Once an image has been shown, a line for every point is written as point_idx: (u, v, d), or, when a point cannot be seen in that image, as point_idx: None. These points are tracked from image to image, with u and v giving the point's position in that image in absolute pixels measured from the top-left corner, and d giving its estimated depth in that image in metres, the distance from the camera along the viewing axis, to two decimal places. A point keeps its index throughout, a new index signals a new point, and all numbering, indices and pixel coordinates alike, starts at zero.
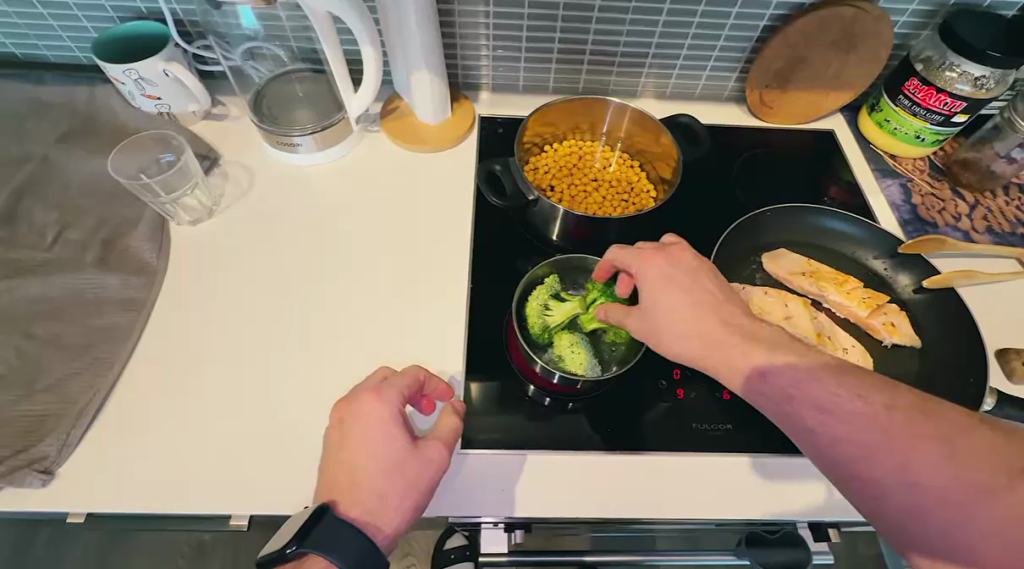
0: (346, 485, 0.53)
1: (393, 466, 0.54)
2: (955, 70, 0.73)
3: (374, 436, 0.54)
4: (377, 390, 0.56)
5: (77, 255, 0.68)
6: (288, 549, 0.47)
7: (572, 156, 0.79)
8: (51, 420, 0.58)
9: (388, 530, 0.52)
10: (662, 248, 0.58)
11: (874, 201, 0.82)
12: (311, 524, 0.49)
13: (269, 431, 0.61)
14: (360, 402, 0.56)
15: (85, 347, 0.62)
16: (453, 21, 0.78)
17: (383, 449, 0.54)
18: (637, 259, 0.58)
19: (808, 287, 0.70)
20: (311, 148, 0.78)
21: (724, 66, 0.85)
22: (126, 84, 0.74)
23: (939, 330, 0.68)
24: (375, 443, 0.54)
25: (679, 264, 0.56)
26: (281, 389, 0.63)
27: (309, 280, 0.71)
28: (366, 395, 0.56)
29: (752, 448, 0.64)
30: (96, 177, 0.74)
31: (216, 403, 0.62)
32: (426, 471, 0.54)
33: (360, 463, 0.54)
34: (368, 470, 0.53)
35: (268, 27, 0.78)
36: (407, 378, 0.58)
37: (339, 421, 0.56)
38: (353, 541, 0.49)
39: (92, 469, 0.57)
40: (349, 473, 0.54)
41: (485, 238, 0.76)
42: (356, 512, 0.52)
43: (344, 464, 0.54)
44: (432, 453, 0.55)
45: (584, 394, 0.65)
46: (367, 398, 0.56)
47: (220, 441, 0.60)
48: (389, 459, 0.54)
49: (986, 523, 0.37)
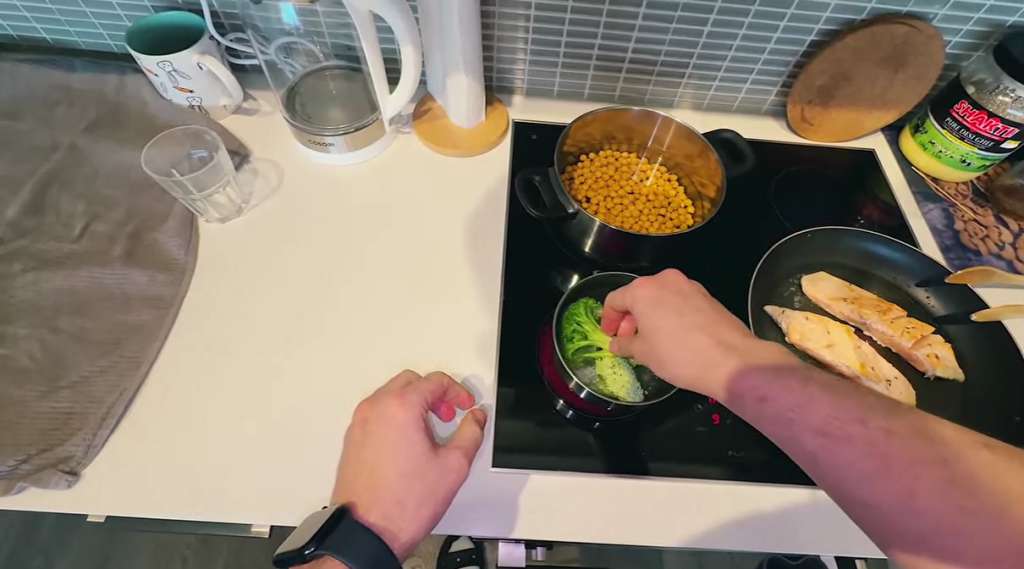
0: (367, 487, 0.52)
1: (410, 471, 0.53)
2: (1009, 95, 0.70)
3: (395, 440, 0.54)
4: (399, 395, 0.56)
5: (104, 247, 0.67)
6: (307, 550, 0.46)
7: (608, 167, 0.78)
8: (77, 418, 0.57)
9: (404, 538, 0.51)
10: (655, 274, 0.54)
11: (916, 225, 0.80)
12: (330, 527, 0.48)
13: (286, 440, 0.59)
14: (386, 403, 0.56)
15: (112, 344, 0.61)
16: (493, 23, 0.76)
17: (404, 456, 0.53)
18: (626, 291, 0.54)
19: (849, 313, 0.68)
20: (341, 148, 0.76)
21: (767, 79, 0.83)
22: (158, 76, 0.73)
23: (984, 366, 0.66)
24: (395, 447, 0.53)
25: (670, 288, 0.52)
26: (296, 398, 0.62)
27: (329, 286, 0.69)
28: (390, 398, 0.56)
29: (790, 480, 0.62)
30: (125, 169, 0.73)
31: (230, 416, 0.60)
32: (445, 478, 0.53)
33: (380, 466, 0.53)
34: (387, 471, 0.53)
35: (304, 22, 0.76)
36: (430, 385, 0.57)
37: (362, 421, 0.56)
38: (372, 546, 0.48)
39: (117, 471, 0.56)
40: (368, 476, 0.53)
41: (519, 245, 0.74)
42: (374, 517, 0.51)
43: (365, 465, 0.53)
44: (451, 462, 0.54)
45: (613, 415, 0.63)
46: (390, 401, 0.56)
47: (235, 453, 0.58)
48: (408, 465, 0.53)
49: (988, 536, 0.32)
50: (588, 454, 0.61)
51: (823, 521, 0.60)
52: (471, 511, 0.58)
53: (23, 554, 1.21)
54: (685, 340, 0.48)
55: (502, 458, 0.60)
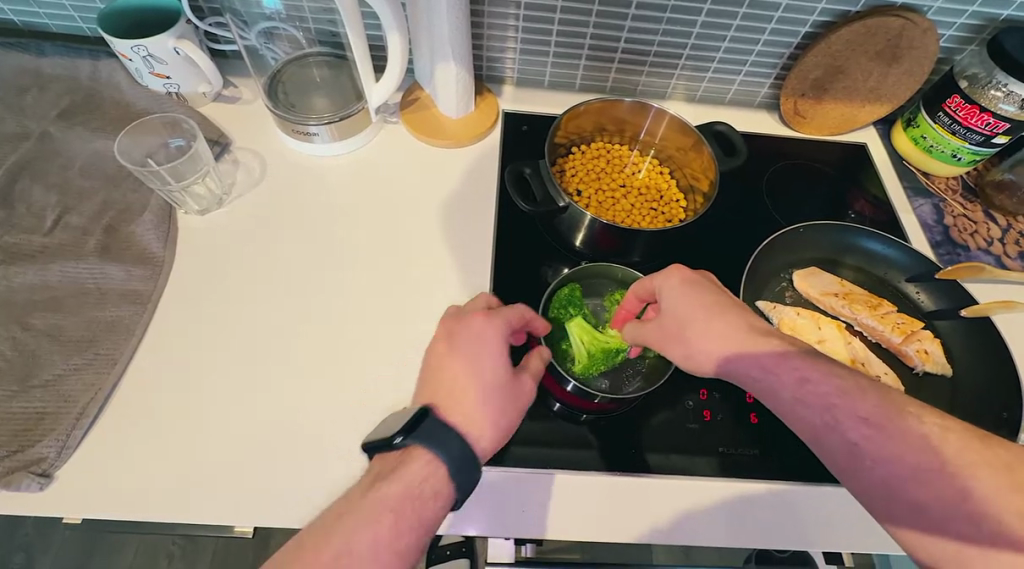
0: (448, 397, 0.52)
1: (489, 385, 0.52)
2: (1000, 90, 0.69)
3: (481, 354, 0.53)
4: (486, 313, 0.55)
5: (79, 240, 0.65)
6: (396, 440, 0.48)
7: (601, 160, 0.76)
8: (50, 418, 0.55)
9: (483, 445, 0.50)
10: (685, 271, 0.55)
11: (905, 220, 0.80)
12: (417, 421, 0.49)
13: (273, 439, 0.58)
14: (471, 318, 0.55)
15: (87, 342, 0.59)
16: (482, 11, 0.74)
17: (486, 369, 0.53)
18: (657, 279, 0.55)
19: (840, 309, 0.68)
20: (326, 139, 0.74)
21: (760, 71, 0.82)
22: (133, 61, 0.70)
23: (971, 362, 0.66)
24: (478, 360, 0.53)
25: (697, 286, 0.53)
26: (286, 396, 0.60)
27: (317, 282, 0.67)
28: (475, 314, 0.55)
29: (777, 477, 0.61)
30: (99, 159, 0.70)
31: (218, 414, 0.59)
32: (520, 396, 0.54)
33: (463, 377, 0.52)
34: (471, 382, 0.52)
35: (287, 6, 0.74)
36: (516, 310, 0.56)
37: (446, 335, 0.55)
38: (457, 447, 0.48)
39: (94, 471, 0.55)
40: (449, 387, 0.52)
41: (508, 240, 0.72)
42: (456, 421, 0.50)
43: (449, 377, 0.53)
44: (523, 383, 0.54)
45: (603, 412, 0.62)
46: (475, 318, 0.55)
47: (225, 452, 0.57)
48: (488, 379, 0.52)
49: None
50: (580, 450, 0.61)
51: (812, 517, 0.60)
52: (463, 509, 0.57)
53: (3, 552, 1.18)
54: (708, 322, 0.50)
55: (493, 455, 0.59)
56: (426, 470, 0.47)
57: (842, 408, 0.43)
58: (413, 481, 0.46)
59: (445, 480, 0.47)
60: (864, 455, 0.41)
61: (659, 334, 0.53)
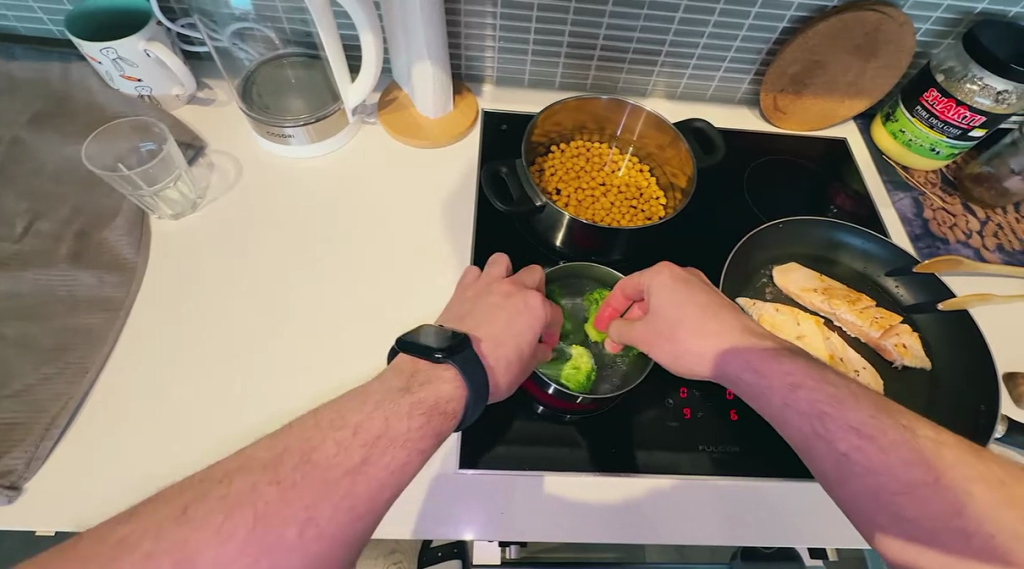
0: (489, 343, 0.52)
1: (519, 347, 0.54)
2: (976, 83, 0.70)
3: (531, 319, 0.55)
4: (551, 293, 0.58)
5: (49, 247, 0.64)
6: (437, 354, 0.47)
7: (580, 159, 0.76)
8: (19, 429, 0.54)
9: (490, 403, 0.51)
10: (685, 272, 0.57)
11: (885, 214, 0.80)
12: (462, 344, 0.48)
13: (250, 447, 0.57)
14: (529, 289, 0.57)
15: (57, 351, 0.58)
16: (458, 9, 0.74)
17: (524, 331, 0.54)
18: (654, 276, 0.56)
19: (820, 305, 0.68)
20: (303, 140, 0.73)
21: (740, 67, 0.82)
22: (103, 64, 0.69)
23: (950, 354, 0.66)
24: (522, 322, 0.55)
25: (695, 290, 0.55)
26: (263, 402, 0.59)
27: (295, 286, 0.67)
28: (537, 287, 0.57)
29: (760, 473, 0.61)
30: (70, 164, 0.69)
31: (195, 422, 0.58)
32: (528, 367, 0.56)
33: (512, 329, 0.54)
34: (511, 334, 0.54)
35: (259, 7, 0.73)
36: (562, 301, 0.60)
37: (505, 291, 0.57)
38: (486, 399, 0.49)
39: (65, 482, 0.54)
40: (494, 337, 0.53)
41: (488, 240, 0.72)
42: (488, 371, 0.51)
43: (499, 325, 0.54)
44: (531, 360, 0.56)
45: (585, 411, 0.62)
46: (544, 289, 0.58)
47: (201, 461, 0.56)
48: (521, 343, 0.54)
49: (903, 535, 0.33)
50: (560, 451, 0.60)
51: (794, 512, 0.61)
52: (447, 513, 0.57)
53: None
54: (701, 324, 0.52)
55: (475, 458, 0.59)
56: (450, 393, 0.46)
57: (833, 416, 0.43)
58: (440, 396, 0.45)
59: (457, 403, 0.46)
60: (850, 461, 0.41)
61: (649, 332, 0.54)
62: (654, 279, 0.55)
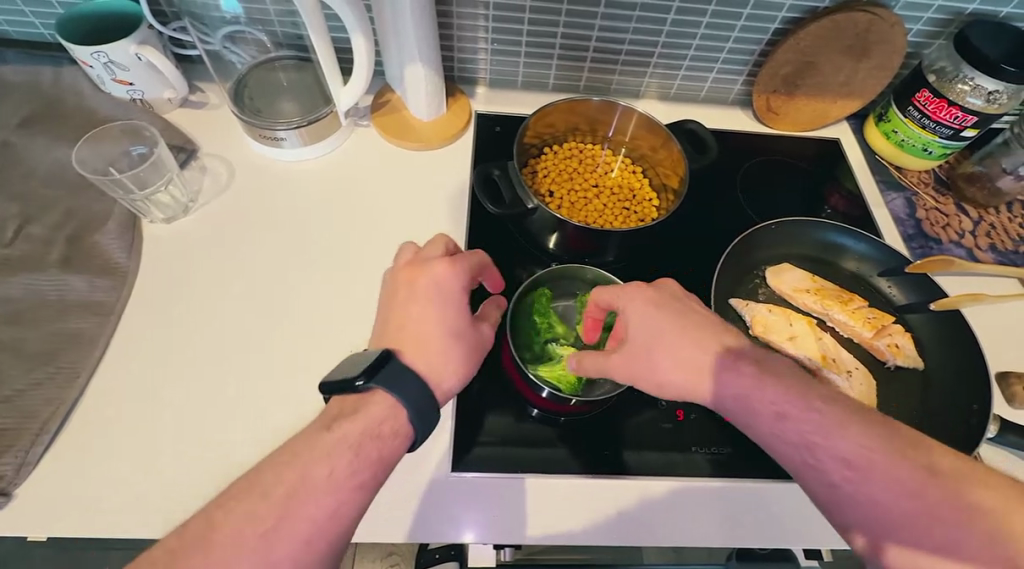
0: (411, 341, 0.51)
1: (453, 333, 0.53)
2: (968, 83, 0.70)
3: (443, 302, 0.53)
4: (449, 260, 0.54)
5: (40, 252, 0.63)
6: (358, 381, 0.47)
7: (573, 160, 0.76)
8: (9, 435, 0.54)
9: (445, 391, 0.52)
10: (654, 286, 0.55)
11: (879, 215, 0.80)
12: (379, 364, 0.48)
13: (244, 450, 0.57)
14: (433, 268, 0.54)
15: (48, 356, 0.58)
16: (451, 11, 0.74)
17: (449, 315, 0.53)
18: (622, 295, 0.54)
19: (813, 306, 0.68)
20: (296, 143, 0.73)
21: (732, 68, 0.82)
22: (94, 67, 0.68)
23: (943, 354, 0.66)
24: (443, 306, 0.53)
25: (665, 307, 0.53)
26: (262, 405, 0.59)
27: (296, 289, 0.67)
28: (439, 261, 0.54)
29: (754, 474, 0.61)
30: (61, 168, 0.69)
31: (187, 424, 0.58)
32: (480, 346, 0.55)
33: (426, 320, 0.52)
34: (430, 328, 0.52)
35: (251, 10, 0.73)
36: (474, 257, 0.56)
37: (407, 282, 0.54)
38: (421, 393, 0.48)
39: (56, 488, 0.54)
40: (414, 331, 0.52)
41: (481, 242, 0.72)
42: (422, 366, 0.51)
43: (411, 319, 0.52)
44: (483, 341, 0.55)
45: (578, 413, 0.62)
46: (438, 264, 0.54)
47: (193, 464, 0.56)
48: (455, 327, 0.53)
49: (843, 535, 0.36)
50: (554, 454, 0.60)
51: (790, 513, 0.61)
52: (442, 517, 0.57)
53: None
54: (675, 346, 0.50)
55: (468, 461, 0.59)
56: (386, 414, 0.47)
57: None
58: (373, 421, 0.46)
59: (404, 423, 0.47)
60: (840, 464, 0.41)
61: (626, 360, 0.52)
62: (626, 301, 0.54)
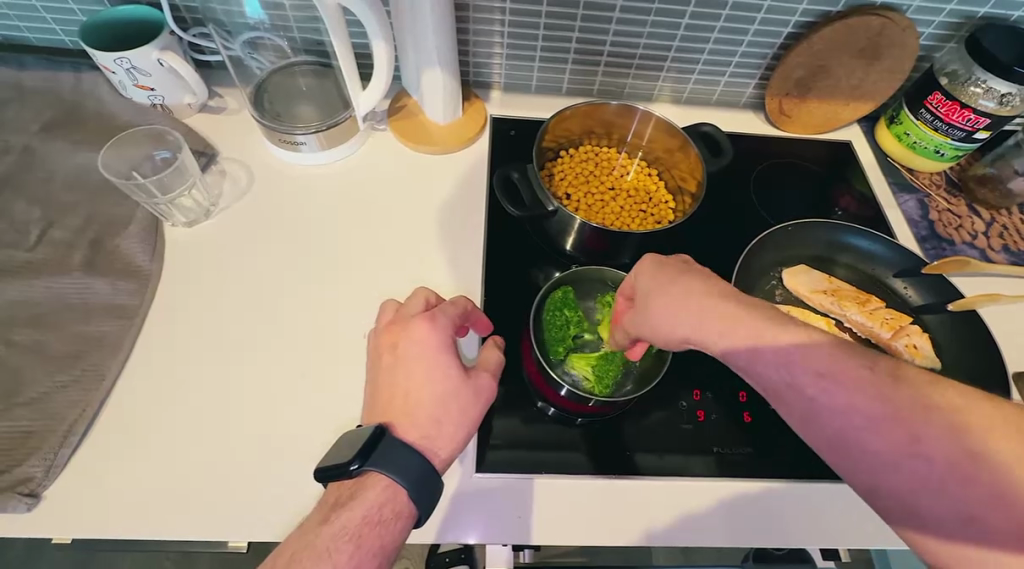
0: (401, 409, 0.52)
1: (443, 393, 0.52)
2: (980, 86, 0.71)
3: (428, 363, 0.53)
4: (428, 317, 0.54)
5: (63, 255, 0.64)
6: (352, 467, 0.47)
7: (589, 163, 0.77)
8: (35, 437, 0.54)
9: (443, 455, 0.51)
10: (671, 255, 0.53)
11: (891, 216, 0.80)
12: (372, 444, 0.48)
13: (242, 452, 0.57)
14: (415, 326, 0.55)
15: (73, 358, 0.58)
16: (468, 16, 0.75)
17: (436, 375, 0.53)
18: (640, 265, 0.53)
19: (830, 306, 0.68)
20: (314, 148, 0.74)
21: (745, 72, 0.83)
22: (117, 73, 0.69)
23: (960, 355, 0.67)
24: (427, 368, 0.53)
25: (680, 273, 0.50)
26: (254, 409, 0.59)
27: (286, 291, 0.67)
28: (418, 320, 0.55)
29: (773, 474, 0.62)
30: (83, 172, 0.69)
31: (180, 427, 0.58)
32: (478, 399, 0.54)
33: (414, 386, 0.52)
34: (419, 392, 0.52)
35: (271, 16, 0.74)
36: (455, 307, 0.56)
37: (390, 345, 0.55)
38: (413, 463, 0.48)
39: (82, 490, 0.54)
40: (403, 399, 0.52)
41: (498, 245, 0.72)
42: (414, 436, 0.51)
43: (400, 387, 0.53)
44: (481, 392, 0.54)
45: (596, 414, 0.62)
46: (419, 323, 0.54)
47: (192, 466, 0.56)
48: (443, 387, 0.52)
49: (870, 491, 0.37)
50: (575, 455, 0.61)
51: (801, 513, 0.61)
52: (460, 518, 0.57)
53: None
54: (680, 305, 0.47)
55: (489, 463, 0.59)
56: (383, 496, 0.47)
57: None
58: (371, 508, 0.47)
59: (405, 502, 0.48)
60: None
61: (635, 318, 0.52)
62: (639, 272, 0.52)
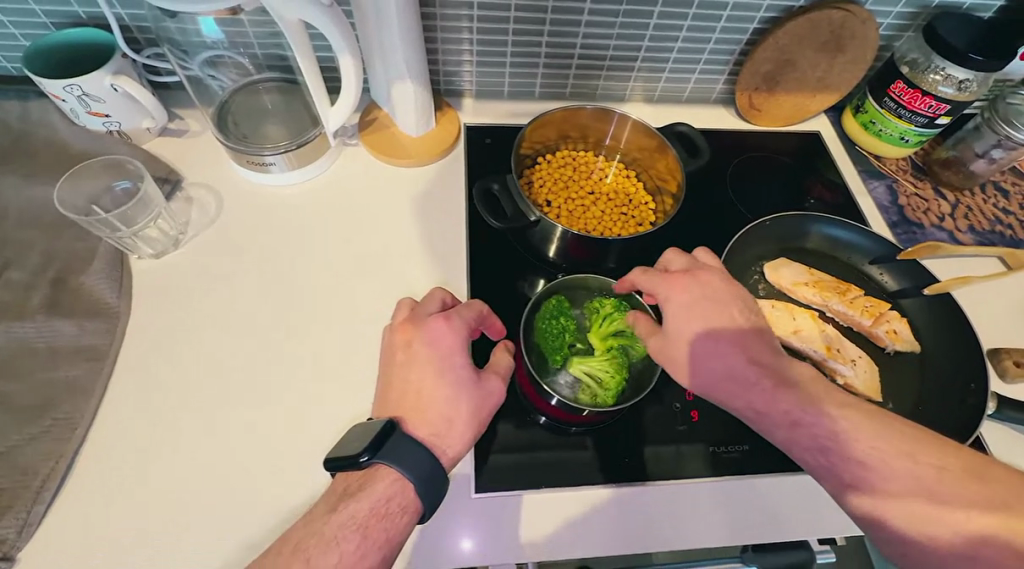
0: (413, 406, 0.51)
1: (457, 394, 0.51)
2: (940, 73, 0.73)
3: (442, 362, 0.52)
4: (444, 316, 0.53)
5: (22, 298, 0.60)
6: (362, 458, 0.46)
7: (567, 168, 0.76)
8: (6, 496, 0.51)
9: (451, 453, 0.50)
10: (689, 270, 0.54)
11: (863, 203, 0.82)
12: (382, 437, 0.47)
13: (241, 467, 0.56)
14: (431, 325, 0.53)
15: (40, 408, 0.55)
16: (435, 25, 0.73)
17: (451, 376, 0.52)
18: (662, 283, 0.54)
19: (812, 298, 0.70)
20: (284, 168, 0.71)
21: (714, 68, 0.83)
22: (67, 101, 0.66)
23: (937, 337, 0.69)
24: (443, 367, 0.52)
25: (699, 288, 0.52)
26: (240, 443, 0.57)
27: (267, 318, 0.64)
28: (434, 319, 0.53)
29: (768, 468, 0.63)
30: (37, 207, 0.66)
31: (163, 469, 0.55)
32: (488, 402, 0.53)
33: (428, 384, 0.51)
34: (433, 389, 0.51)
35: (230, 33, 0.71)
36: (472, 309, 0.55)
37: (405, 343, 0.53)
38: (424, 460, 0.47)
39: (60, 547, 0.51)
40: (417, 396, 0.51)
41: (482, 256, 0.71)
42: (423, 433, 0.50)
43: (412, 385, 0.51)
44: (492, 394, 0.53)
45: (592, 423, 0.61)
46: (434, 322, 0.53)
47: (183, 493, 0.54)
48: (456, 386, 0.51)
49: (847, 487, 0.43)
50: (573, 466, 0.60)
51: (797, 506, 0.62)
52: (460, 540, 0.56)
53: None
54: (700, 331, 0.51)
55: (488, 481, 0.58)
56: (391, 489, 0.46)
57: None
58: (379, 500, 0.46)
59: (412, 497, 0.47)
60: None
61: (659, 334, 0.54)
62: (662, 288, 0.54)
